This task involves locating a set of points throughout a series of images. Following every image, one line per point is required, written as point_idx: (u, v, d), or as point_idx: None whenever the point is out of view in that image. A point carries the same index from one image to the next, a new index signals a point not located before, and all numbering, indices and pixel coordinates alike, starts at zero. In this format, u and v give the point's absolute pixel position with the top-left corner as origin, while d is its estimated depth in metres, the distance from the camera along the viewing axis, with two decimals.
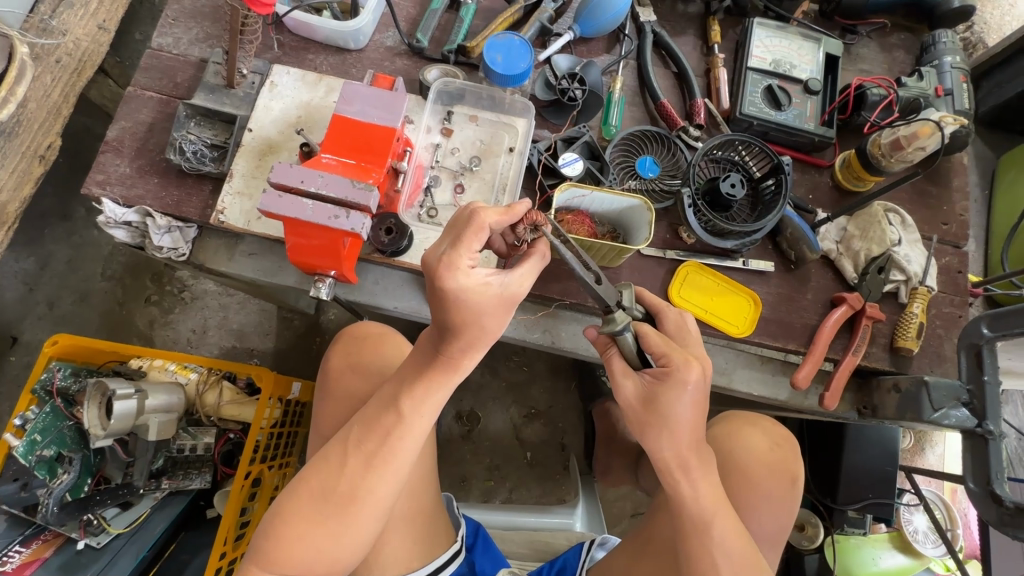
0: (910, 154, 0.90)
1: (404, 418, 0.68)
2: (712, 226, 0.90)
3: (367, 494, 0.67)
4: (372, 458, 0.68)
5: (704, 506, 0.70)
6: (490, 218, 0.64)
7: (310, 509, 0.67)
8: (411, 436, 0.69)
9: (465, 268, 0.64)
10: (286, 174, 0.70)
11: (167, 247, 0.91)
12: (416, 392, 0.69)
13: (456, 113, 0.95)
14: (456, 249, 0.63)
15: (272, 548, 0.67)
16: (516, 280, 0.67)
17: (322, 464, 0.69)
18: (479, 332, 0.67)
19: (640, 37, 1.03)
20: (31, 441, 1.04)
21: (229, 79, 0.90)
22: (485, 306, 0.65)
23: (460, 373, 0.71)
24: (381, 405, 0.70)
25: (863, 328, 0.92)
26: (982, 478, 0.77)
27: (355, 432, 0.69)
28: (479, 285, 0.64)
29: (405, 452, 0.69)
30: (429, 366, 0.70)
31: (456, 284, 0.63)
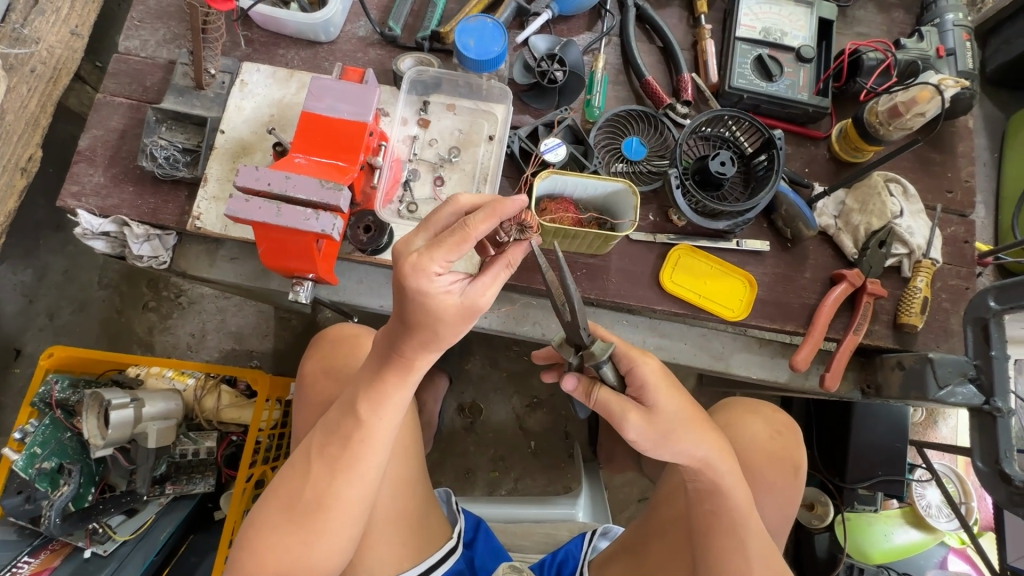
0: (909, 121, 0.86)
1: (363, 422, 0.67)
2: (701, 206, 0.87)
3: (335, 499, 0.67)
4: (337, 462, 0.67)
5: (741, 505, 0.69)
6: (475, 224, 0.55)
7: (280, 519, 0.68)
8: (374, 439, 0.67)
9: (432, 274, 0.56)
10: (252, 177, 0.68)
11: (147, 256, 0.90)
12: (372, 396, 0.67)
13: (432, 103, 0.92)
14: (428, 253, 0.56)
15: (248, 558, 0.67)
16: (479, 289, 0.59)
17: (289, 473, 0.69)
18: (432, 336, 0.61)
19: (623, 11, 0.98)
20: (31, 454, 1.05)
21: (197, 80, 0.88)
22: (442, 313, 0.59)
23: (417, 373, 0.66)
24: (342, 410, 0.68)
25: (864, 305, 0.89)
26: (990, 457, 0.75)
27: (317, 439, 0.69)
28: (441, 293, 0.58)
29: (369, 455, 0.68)
30: (384, 366, 0.66)
31: (417, 288, 0.57)
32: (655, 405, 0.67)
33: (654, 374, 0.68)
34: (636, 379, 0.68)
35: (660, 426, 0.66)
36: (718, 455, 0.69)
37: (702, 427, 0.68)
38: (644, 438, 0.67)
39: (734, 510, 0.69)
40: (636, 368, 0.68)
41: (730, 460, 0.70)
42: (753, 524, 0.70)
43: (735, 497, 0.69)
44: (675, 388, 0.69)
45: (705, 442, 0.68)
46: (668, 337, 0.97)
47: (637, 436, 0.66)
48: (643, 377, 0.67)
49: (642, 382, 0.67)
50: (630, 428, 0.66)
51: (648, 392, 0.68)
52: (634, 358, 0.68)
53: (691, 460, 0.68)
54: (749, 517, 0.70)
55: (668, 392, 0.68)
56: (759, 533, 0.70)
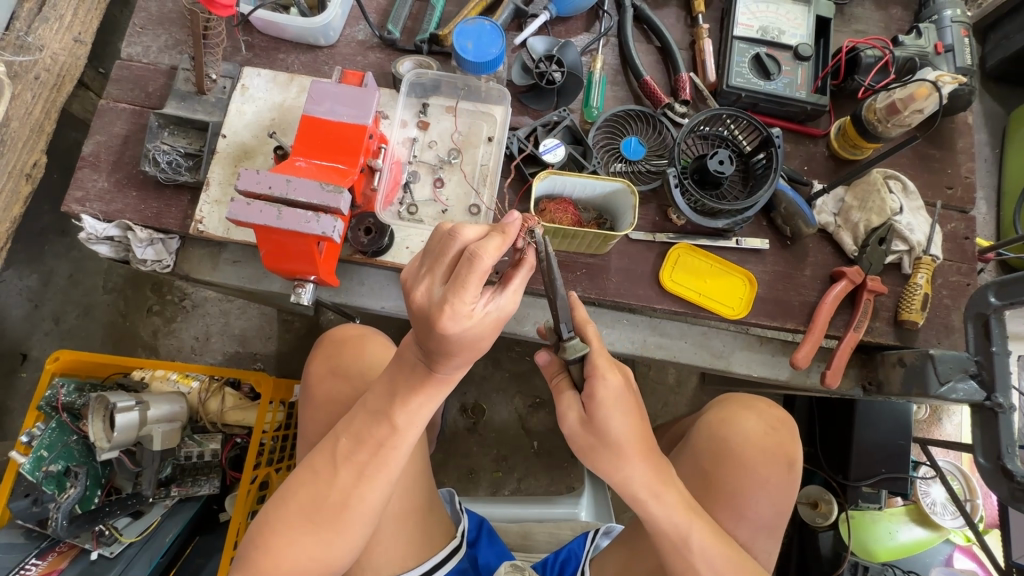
0: (908, 118, 0.86)
1: (397, 430, 0.68)
2: (700, 205, 0.87)
3: (359, 502, 0.68)
4: (365, 467, 0.68)
5: (677, 519, 0.68)
6: (490, 252, 0.53)
7: (299, 519, 0.68)
8: (403, 444, 0.69)
9: (468, 310, 0.55)
10: (252, 181, 0.68)
11: (150, 260, 0.91)
12: (407, 404, 0.67)
13: (431, 105, 0.93)
14: (459, 293, 0.54)
15: (261, 556, 0.67)
16: (509, 298, 0.59)
17: (310, 474, 0.69)
18: (473, 353, 0.61)
19: (620, 12, 0.98)
20: (38, 457, 1.07)
21: (198, 85, 0.88)
22: (483, 334, 0.58)
23: (451, 383, 0.68)
24: (371, 415, 0.69)
25: (864, 302, 0.89)
26: (992, 453, 0.74)
27: (344, 443, 0.69)
28: (483, 319, 0.57)
29: (397, 461, 0.69)
30: (415, 372, 0.66)
31: (460, 328, 0.56)
32: (598, 420, 0.67)
33: (608, 394, 0.67)
34: (587, 390, 0.68)
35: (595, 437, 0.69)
36: (650, 485, 0.68)
37: (636, 449, 0.68)
38: (576, 439, 0.70)
39: (664, 530, 0.68)
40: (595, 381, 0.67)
41: (662, 483, 0.68)
42: (696, 535, 0.68)
43: (676, 511, 0.68)
44: (628, 412, 0.68)
45: (640, 464, 0.68)
46: (668, 337, 0.97)
47: (570, 432, 0.71)
48: (594, 392, 0.67)
49: (591, 395, 0.67)
50: (565, 422, 0.71)
51: (597, 404, 0.68)
52: (600, 369, 0.68)
53: (620, 479, 0.69)
54: (691, 532, 0.68)
55: (617, 411, 0.67)
56: (705, 548, 0.68)
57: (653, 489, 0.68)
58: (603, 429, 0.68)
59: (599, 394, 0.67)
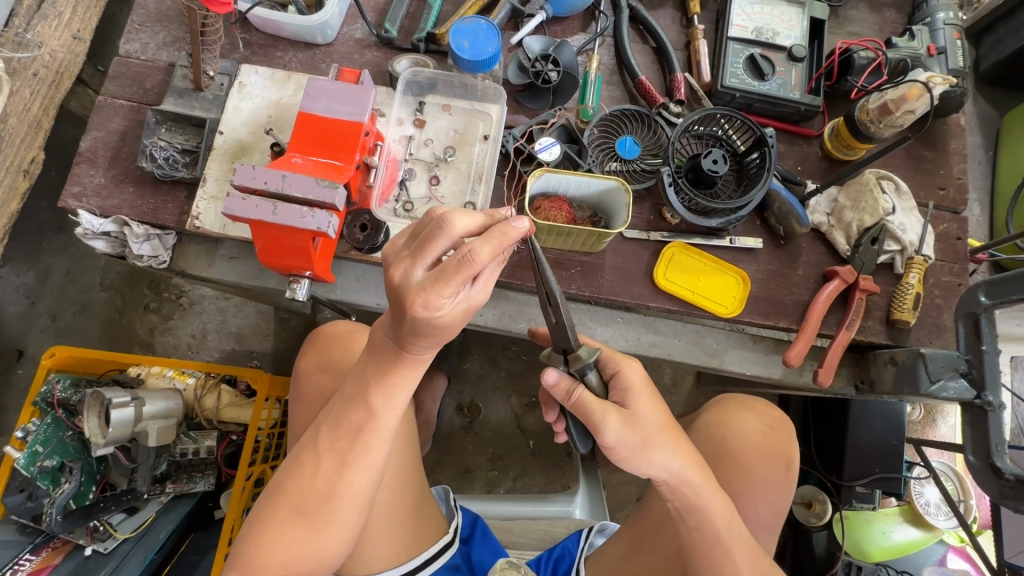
0: (899, 118, 0.87)
1: (374, 414, 0.68)
2: (694, 204, 0.88)
3: (344, 490, 0.68)
4: (346, 454, 0.68)
5: (721, 513, 0.69)
6: (481, 256, 0.53)
7: (288, 511, 0.68)
8: (384, 429, 0.69)
9: (442, 304, 0.56)
10: (248, 176, 0.69)
11: (147, 255, 0.91)
12: (382, 389, 0.67)
13: (428, 103, 0.93)
14: (435, 288, 0.55)
15: (255, 552, 0.68)
16: (482, 289, 0.59)
17: (296, 466, 0.69)
18: (442, 337, 0.62)
19: (616, 12, 0.99)
20: (34, 452, 1.06)
21: (196, 82, 0.89)
22: (453, 322, 0.59)
23: (423, 364, 0.67)
24: (349, 402, 0.69)
25: (857, 302, 0.89)
26: (982, 450, 0.75)
27: (325, 433, 0.69)
28: (454, 310, 0.58)
29: (378, 446, 0.69)
30: (390, 359, 0.66)
31: (430, 319, 0.57)
32: (635, 410, 0.68)
33: (638, 380, 0.71)
34: (621, 382, 0.71)
35: (640, 432, 0.66)
36: (694, 472, 0.69)
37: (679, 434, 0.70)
38: (623, 444, 0.66)
39: (715, 521, 0.69)
40: (624, 371, 0.71)
41: (702, 472, 0.70)
42: (736, 529, 0.70)
43: (715, 509, 0.69)
44: (658, 400, 0.70)
45: (681, 454, 0.68)
46: (662, 335, 0.98)
47: (615, 440, 0.66)
48: (629, 381, 0.70)
49: (627, 384, 0.70)
50: (606, 432, 0.65)
51: (630, 395, 0.70)
52: (620, 362, 0.72)
53: (668, 472, 0.67)
54: (730, 523, 0.70)
55: (651, 400, 0.70)
56: (742, 537, 0.70)
57: (697, 476, 0.69)
58: (642, 421, 0.67)
59: (632, 382, 0.70)
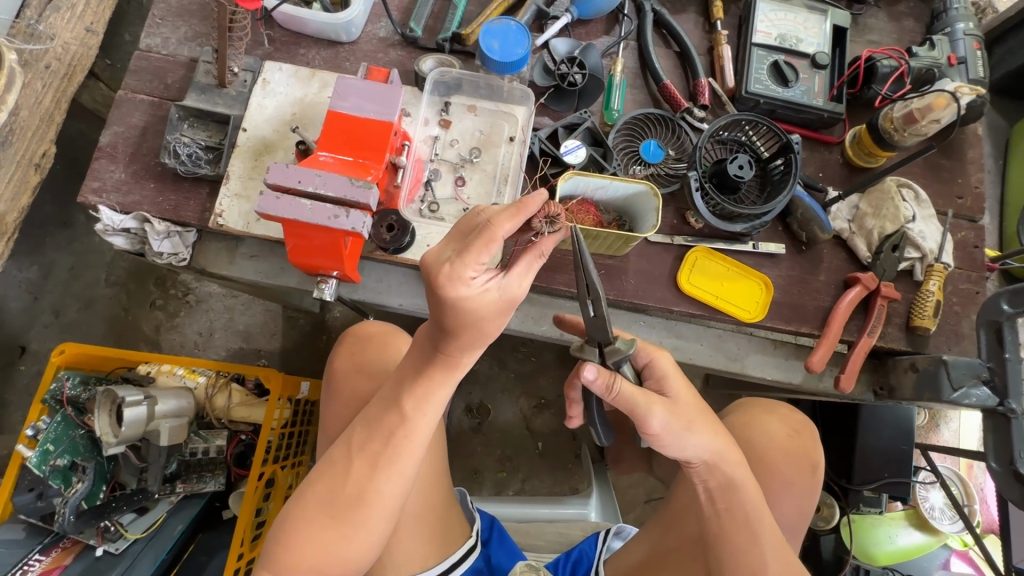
0: (924, 127, 0.88)
1: (406, 418, 0.68)
2: (720, 209, 0.88)
3: (374, 495, 0.67)
4: (378, 457, 0.68)
5: (753, 500, 0.70)
6: (503, 223, 0.57)
7: (317, 513, 0.68)
8: (417, 435, 0.68)
9: (466, 279, 0.58)
10: (282, 175, 0.68)
11: (167, 253, 0.90)
12: (417, 392, 0.68)
13: (453, 104, 0.93)
14: (460, 258, 0.57)
15: (284, 555, 0.67)
16: (515, 281, 0.61)
17: (328, 466, 0.69)
18: (476, 333, 0.62)
19: (640, 16, 0.99)
20: (44, 451, 1.04)
21: (220, 78, 0.88)
22: (487, 313, 0.60)
23: (461, 370, 0.68)
24: (383, 405, 0.69)
25: (879, 308, 0.90)
26: (1004, 457, 0.76)
27: (358, 435, 0.69)
28: (481, 294, 0.59)
29: (410, 451, 0.68)
30: (427, 363, 0.67)
31: (455, 296, 0.58)
32: (673, 395, 0.70)
33: (671, 367, 0.72)
34: (654, 372, 0.72)
35: (681, 416, 0.68)
36: (728, 457, 0.69)
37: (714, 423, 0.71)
38: (668, 427, 0.66)
39: (744, 507, 0.69)
40: (659, 360, 0.72)
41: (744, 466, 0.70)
42: (766, 522, 0.70)
43: (747, 494, 0.70)
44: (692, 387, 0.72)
45: (716, 437, 0.69)
46: (684, 338, 0.98)
47: (661, 426, 0.66)
48: (663, 368, 0.71)
49: (660, 372, 0.71)
50: (650, 420, 0.66)
51: (668, 382, 0.71)
52: (652, 351, 0.73)
53: (702, 456, 0.69)
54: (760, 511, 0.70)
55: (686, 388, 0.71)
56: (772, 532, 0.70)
57: (725, 463, 0.69)
58: (681, 402, 0.69)
59: (665, 367, 0.71)
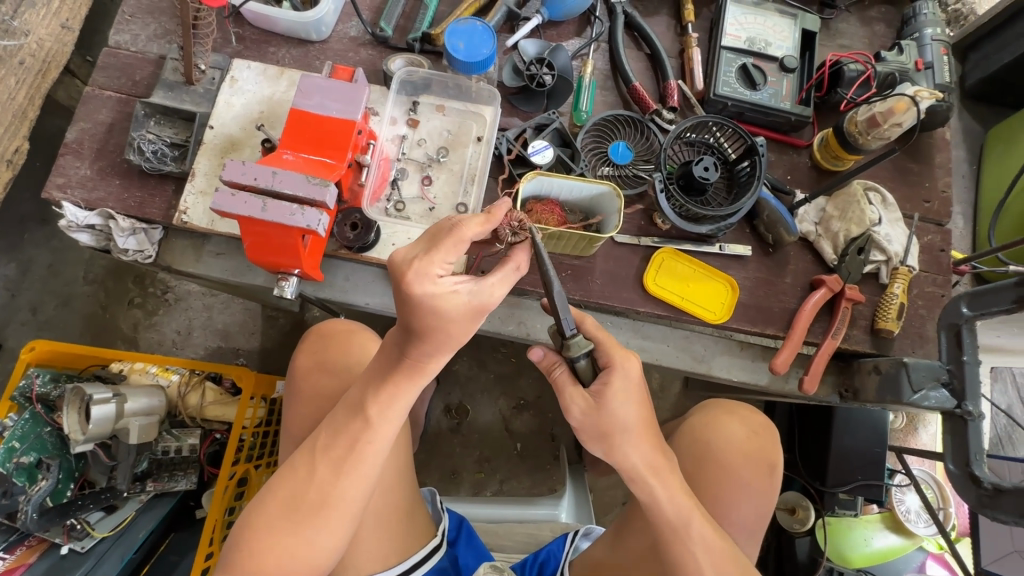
0: (887, 131, 0.88)
1: (371, 424, 0.68)
2: (685, 210, 0.88)
3: (338, 499, 0.68)
4: (341, 462, 0.68)
5: (679, 509, 0.68)
6: (470, 226, 0.62)
7: (278, 517, 0.67)
8: (381, 439, 0.69)
9: (434, 276, 0.61)
10: (238, 172, 0.68)
11: (132, 250, 0.89)
12: (381, 397, 0.68)
13: (422, 103, 0.93)
14: (428, 256, 0.61)
15: (245, 559, 0.67)
16: (485, 284, 0.62)
17: (291, 470, 0.69)
18: (446, 337, 0.63)
19: (611, 18, 1.00)
20: (10, 448, 1.03)
21: (187, 75, 0.88)
22: (456, 314, 0.62)
23: (426, 376, 0.69)
24: (348, 410, 0.69)
25: (843, 310, 0.91)
26: (961, 459, 0.76)
27: (322, 439, 0.69)
28: (449, 292, 0.61)
29: (374, 456, 0.69)
30: (393, 369, 0.68)
31: (424, 292, 0.60)
32: (605, 406, 0.68)
33: (624, 380, 0.69)
34: (604, 377, 0.69)
35: (603, 425, 0.68)
36: (649, 470, 0.68)
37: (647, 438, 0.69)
38: (585, 428, 0.69)
39: (667, 518, 0.68)
40: (613, 369, 0.69)
41: (665, 472, 0.69)
42: (697, 526, 0.68)
43: (668, 504, 0.68)
44: (639, 400, 0.69)
45: (641, 451, 0.69)
46: (651, 339, 0.98)
47: (579, 421, 0.70)
48: (611, 379, 0.68)
49: (606, 381, 0.69)
50: (570, 413, 0.70)
51: (608, 393, 0.68)
52: (613, 356, 0.70)
53: (626, 466, 0.69)
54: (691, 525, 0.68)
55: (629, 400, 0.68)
56: (706, 533, 0.68)
57: (654, 474, 0.68)
58: (611, 414, 0.68)
59: (614, 378, 0.69)
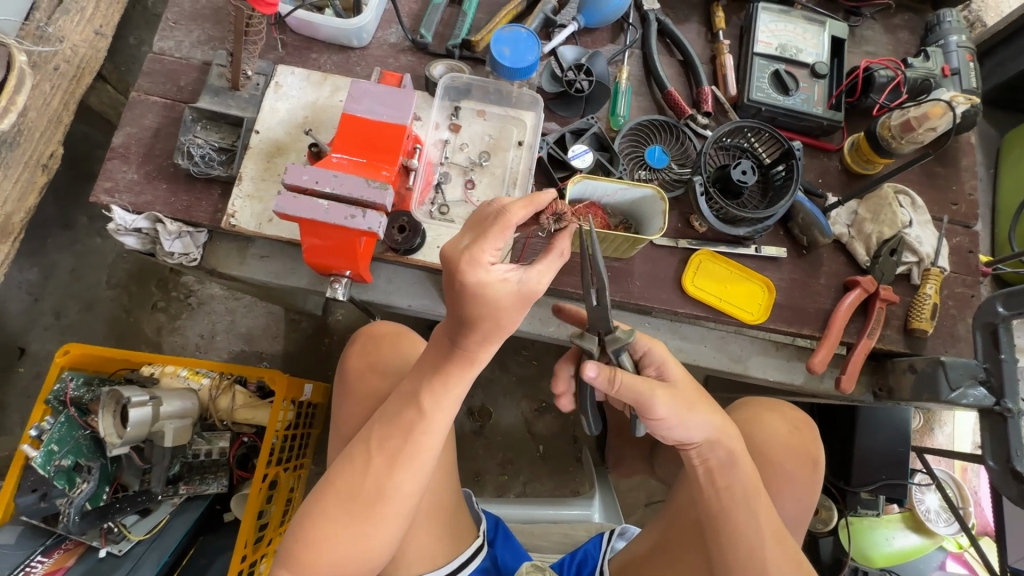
0: (921, 135, 0.91)
1: (425, 414, 0.69)
2: (724, 213, 0.90)
3: (393, 491, 0.68)
4: (397, 454, 0.69)
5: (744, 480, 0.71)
6: (516, 212, 0.63)
7: (337, 509, 0.68)
8: (434, 430, 0.70)
9: (486, 264, 0.62)
10: (299, 176, 0.69)
11: (177, 253, 0.90)
12: (436, 388, 0.69)
13: (463, 109, 0.94)
14: (478, 244, 0.62)
15: (304, 552, 0.68)
16: (535, 275, 0.65)
17: (346, 464, 0.70)
18: (496, 326, 0.65)
19: (645, 26, 1.02)
20: (48, 452, 1.04)
21: (233, 81, 0.89)
22: (505, 301, 0.63)
23: (477, 368, 0.70)
24: (403, 402, 0.71)
25: (878, 311, 0.92)
26: (1001, 455, 0.78)
27: (377, 431, 0.70)
28: (500, 281, 0.63)
29: (428, 449, 0.70)
30: (447, 362, 0.69)
31: (478, 280, 0.61)
32: (670, 379, 0.73)
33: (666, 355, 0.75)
34: (653, 359, 0.75)
35: (682, 399, 0.70)
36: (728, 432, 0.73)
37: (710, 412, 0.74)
38: (671, 413, 0.69)
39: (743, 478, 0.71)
40: (653, 349, 0.75)
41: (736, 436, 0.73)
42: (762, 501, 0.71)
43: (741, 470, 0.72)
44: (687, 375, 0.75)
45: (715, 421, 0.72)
46: (687, 340, 0.99)
47: (665, 411, 0.69)
48: (660, 356, 0.74)
49: (657, 359, 0.74)
50: (658, 406, 0.68)
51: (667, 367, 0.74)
52: (650, 342, 0.75)
53: (702, 437, 0.71)
54: (757, 495, 0.71)
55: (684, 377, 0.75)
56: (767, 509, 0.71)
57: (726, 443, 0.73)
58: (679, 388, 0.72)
59: (659, 355, 0.74)
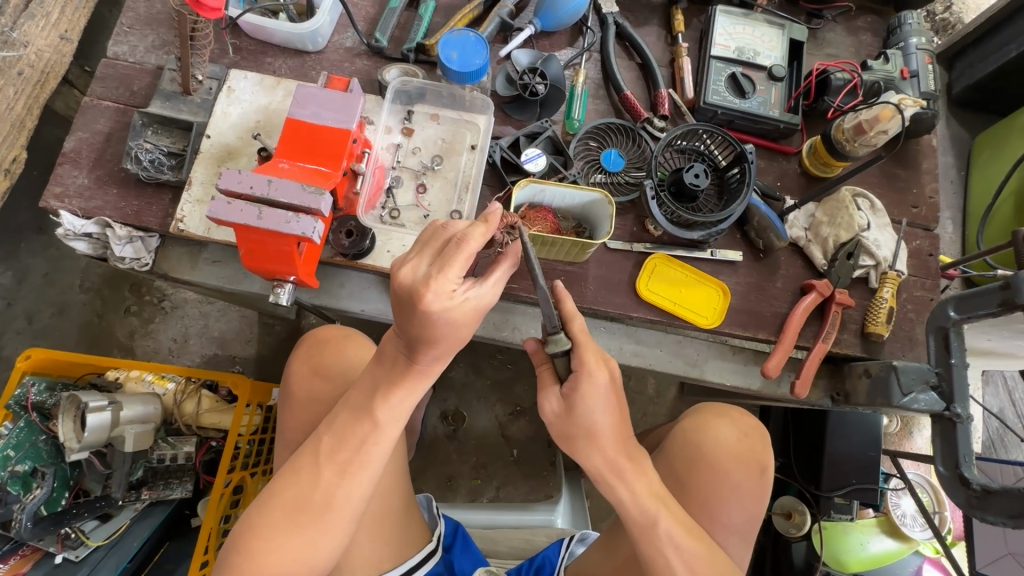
0: (873, 138, 0.90)
1: (378, 427, 0.70)
2: (676, 216, 0.89)
3: (342, 501, 0.69)
4: (347, 465, 0.69)
5: (644, 507, 0.70)
6: (474, 237, 0.62)
7: (282, 520, 0.68)
8: (386, 441, 0.71)
9: (449, 291, 0.61)
10: (235, 181, 0.69)
11: (128, 258, 0.90)
12: (390, 400, 0.70)
13: (417, 112, 0.94)
14: (440, 272, 0.61)
15: (244, 561, 0.66)
16: (490, 288, 0.65)
17: (292, 475, 0.70)
18: (455, 342, 0.66)
19: (603, 28, 1.02)
20: (4, 456, 1.04)
21: (184, 85, 0.89)
22: (465, 320, 0.64)
23: (430, 379, 0.72)
24: (355, 413, 0.71)
25: (833, 314, 0.91)
26: (951, 461, 0.75)
27: (327, 441, 0.70)
28: (462, 304, 0.62)
29: (378, 460, 0.71)
30: (401, 375, 0.70)
31: (441, 307, 0.61)
32: (574, 404, 0.72)
33: (591, 387, 0.71)
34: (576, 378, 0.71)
35: (576, 426, 0.72)
36: (625, 464, 0.72)
37: (611, 443, 0.72)
38: (556, 423, 0.74)
39: (630, 514, 0.71)
40: (582, 375, 0.71)
41: (631, 460, 0.73)
42: (665, 517, 0.70)
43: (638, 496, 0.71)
44: (609, 404, 0.72)
45: (613, 452, 0.72)
46: (644, 344, 0.99)
47: (549, 412, 0.75)
48: (579, 383, 0.71)
49: (576, 383, 0.71)
50: (545, 406, 0.75)
51: (578, 394, 0.71)
52: (585, 366, 0.71)
53: (592, 467, 0.73)
54: (657, 510, 0.70)
55: (605, 407, 0.71)
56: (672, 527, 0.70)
57: (614, 475, 0.72)
58: (578, 414, 0.72)
59: (582, 384, 0.71)
